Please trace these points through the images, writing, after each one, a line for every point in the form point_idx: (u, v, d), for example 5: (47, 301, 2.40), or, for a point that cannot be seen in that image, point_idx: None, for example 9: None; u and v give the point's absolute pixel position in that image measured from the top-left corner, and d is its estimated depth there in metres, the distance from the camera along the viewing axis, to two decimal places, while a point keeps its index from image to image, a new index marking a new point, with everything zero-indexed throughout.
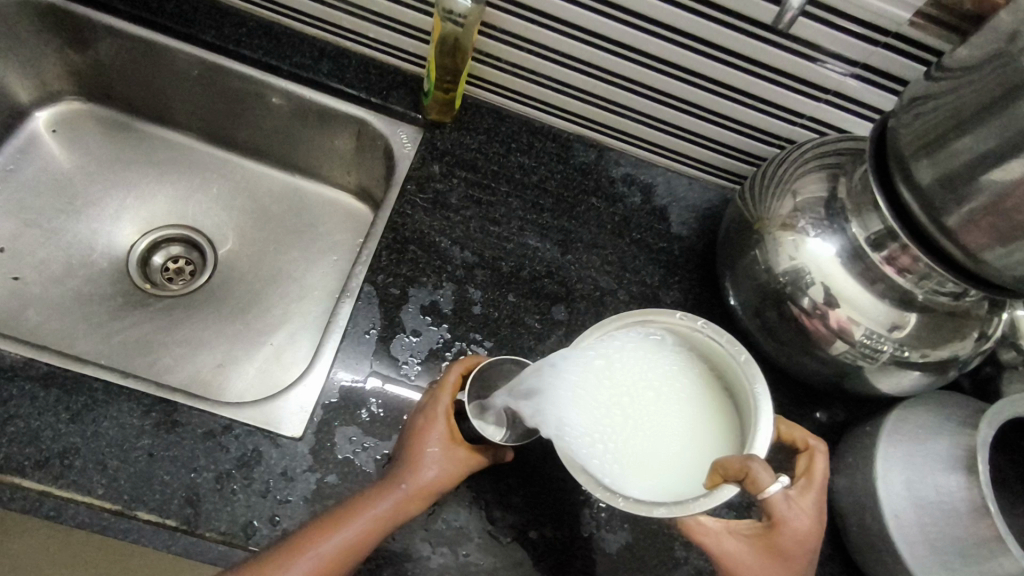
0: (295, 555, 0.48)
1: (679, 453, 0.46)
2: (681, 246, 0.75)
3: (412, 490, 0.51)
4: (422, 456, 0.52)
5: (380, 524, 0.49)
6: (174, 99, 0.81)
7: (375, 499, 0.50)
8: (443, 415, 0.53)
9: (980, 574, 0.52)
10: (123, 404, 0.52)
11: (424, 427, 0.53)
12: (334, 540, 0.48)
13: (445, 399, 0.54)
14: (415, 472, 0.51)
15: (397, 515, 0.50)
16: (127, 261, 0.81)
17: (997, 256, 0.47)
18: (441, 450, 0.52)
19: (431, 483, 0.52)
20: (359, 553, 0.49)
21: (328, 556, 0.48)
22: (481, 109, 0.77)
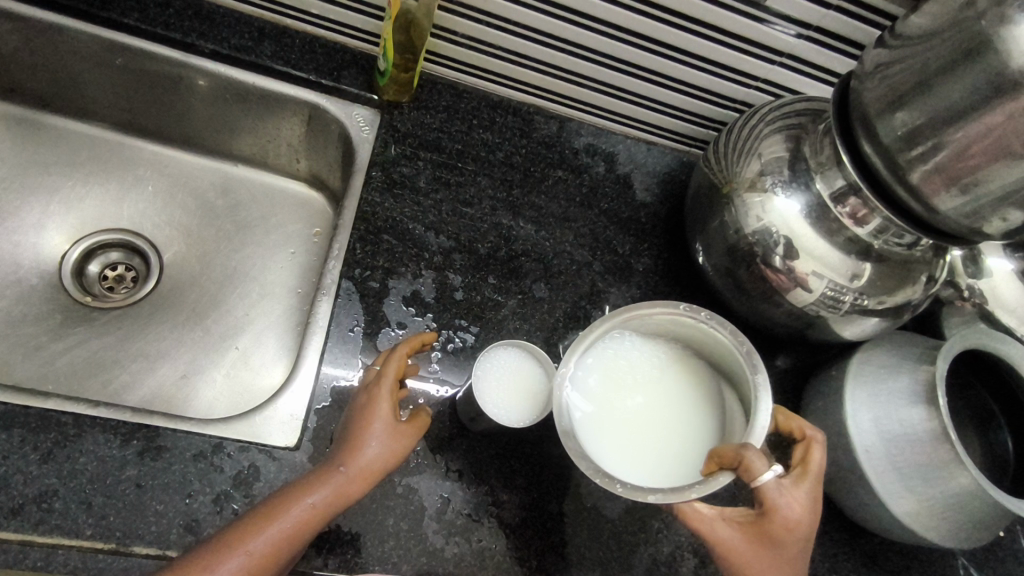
0: (223, 555, 0.43)
1: (684, 438, 0.51)
2: (647, 212, 0.77)
3: (353, 472, 0.48)
4: (364, 435, 0.50)
5: (319, 512, 0.47)
6: (93, 91, 0.73)
7: (311, 486, 0.47)
8: (387, 394, 0.52)
9: (942, 493, 0.58)
10: (99, 435, 0.49)
11: (368, 407, 0.51)
12: (267, 534, 0.45)
13: (389, 380, 0.52)
14: (355, 454, 0.49)
15: (336, 502, 0.48)
16: (60, 274, 0.73)
17: (954, 207, 0.51)
18: (383, 429, 0.50)
19: (372, 463, 0.49)
20: (296, 545, 0.46)
21: (261, 551, 0.44)
22: (437, 85, 0.74)
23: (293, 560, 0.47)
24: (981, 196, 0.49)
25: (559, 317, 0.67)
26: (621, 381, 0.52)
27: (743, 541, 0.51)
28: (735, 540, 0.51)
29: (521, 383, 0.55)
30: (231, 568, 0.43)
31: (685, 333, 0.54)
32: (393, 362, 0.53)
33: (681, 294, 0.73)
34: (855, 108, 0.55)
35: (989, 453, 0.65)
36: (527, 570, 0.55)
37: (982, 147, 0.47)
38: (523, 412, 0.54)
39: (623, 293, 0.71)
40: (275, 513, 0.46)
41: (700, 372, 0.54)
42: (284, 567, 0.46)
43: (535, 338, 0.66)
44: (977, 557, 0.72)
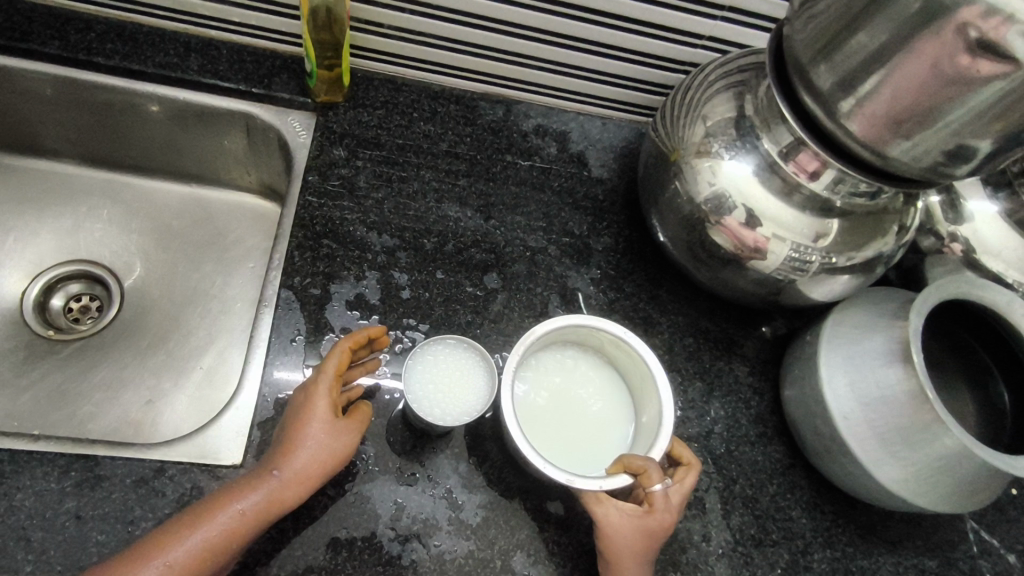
0: (142, 565, 0.43)
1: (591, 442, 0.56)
2: (604, 189, 0.74)
3: (287, 476, 0.48)
4: (299, 436, 0.49)
5: (249, 518, 0.46)
6: (34, 125, 0.73)
7: (244, 490, 0.47)
8: (326, 391, 0.50)
9: (928, 456, 0.54)
10: (37, 470, 0.48)
11: (307, 407, 0.50)
12: (190, 543, 0.44)
13: (327, 376, 0.51)
14: (290, 458, 0.48)
15: (269, 507, 0.47)
16: (21, 310, 0.74)
17: (903, 149, 0.48)
18: (321, 430, 0.49)
19: (308, 467, 0.48)
20: (225, 552, 0.45)
21: (187, 558, 0.44)
22: (374, 81, 0.72)
23: (229, 564, 0.47)
24: (927, 134, 0.46)
25: (515, 306, 0.65)
26: (548, 386, 0.57)
27: (626, 527, 0.51)
28: (619, 522, 0.51)
29: (452, 376, 0.53)
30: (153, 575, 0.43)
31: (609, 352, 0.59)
32: (333, 353, 0.52)
33: (645, 271, 0.70)
34: (790, 57, 0.52)
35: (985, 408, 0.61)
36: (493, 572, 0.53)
37: (917, 83, 0.44)
38: (471, 402, 0.52)
39: (583, 276, 0.68)
40: (204, 518, 0.46)
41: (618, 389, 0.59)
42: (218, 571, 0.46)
43: (492, 330, 0.63)
44: (986, 518, 0.68)
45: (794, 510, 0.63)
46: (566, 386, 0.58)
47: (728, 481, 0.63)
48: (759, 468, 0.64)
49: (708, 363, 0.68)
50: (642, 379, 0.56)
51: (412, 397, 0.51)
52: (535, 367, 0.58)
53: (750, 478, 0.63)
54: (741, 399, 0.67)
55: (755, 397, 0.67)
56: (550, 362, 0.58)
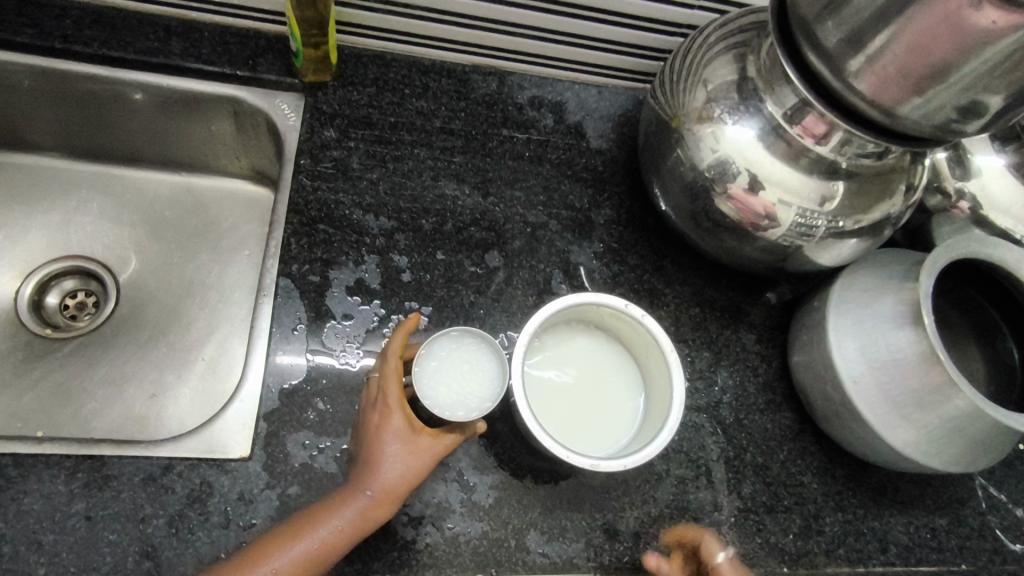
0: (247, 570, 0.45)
1: (603, 417, 0.56)
2: (603, 159, 0.72)
3: (376, 493, 0.48)
4: (385, 454, 0.49)
5: (345, 534, 0.47)
6: (14, 119, 0.70)
7: (337, 506, 0.48)
8: (397, 407, 0.50)
9: (940, 418, 0.54)
10: (43, 472, 0.47)
11: (382, 422, 0.50)
12: (291, 554, 0.46)
13: (396, 391, 0.51)
14: (378, 475, 0.49)
15: (360, 526, 0.48)
16: (16, 310, 0.72)
17: (913, 107, 0.47)
18: (402, 446, 0.49)
19: (393, 484, 0.49)
20: (324, 565, 0.47)
21: (286, 570, 0.45)
22: (362, 58, 0.70)
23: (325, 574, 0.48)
24: (938, 90, 0.45)
25: (516, 283, 0.63)
26: (556, 365, 0.57)
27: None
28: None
29: (462, 371, 0.52)
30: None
31: (614, 326, 0.58)
32: (392, 364, 0.52)
33: (649, 242, 0.69)
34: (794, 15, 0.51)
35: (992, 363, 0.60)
36: (509, 551, 0.53)
37: (930, 35, 0.43)
38: (491, 385, 0.51)
39: (586, 250, 0.67)
40: (303, 532, 0.47)
41: (624, 361, 0.59)
42: None
43: (494, 309, 0.62)
44: (995, 475, 0.68)
45: (805, 475, 0.63)
46: (572, 364, 0.57)
47: (739, 449, 0.62)
48: (768, 436, 0.64)
49: (715, 333, 0.67)
50: (648, 350, 0.56)
51: (437, 407, 0.49)
52: (538, 347, 0.57)
53: (760, 446, 0.63)
54: (749, 368, 0.66)
55: (763, 364, 0.67)
56: (553, 341, 0.58)
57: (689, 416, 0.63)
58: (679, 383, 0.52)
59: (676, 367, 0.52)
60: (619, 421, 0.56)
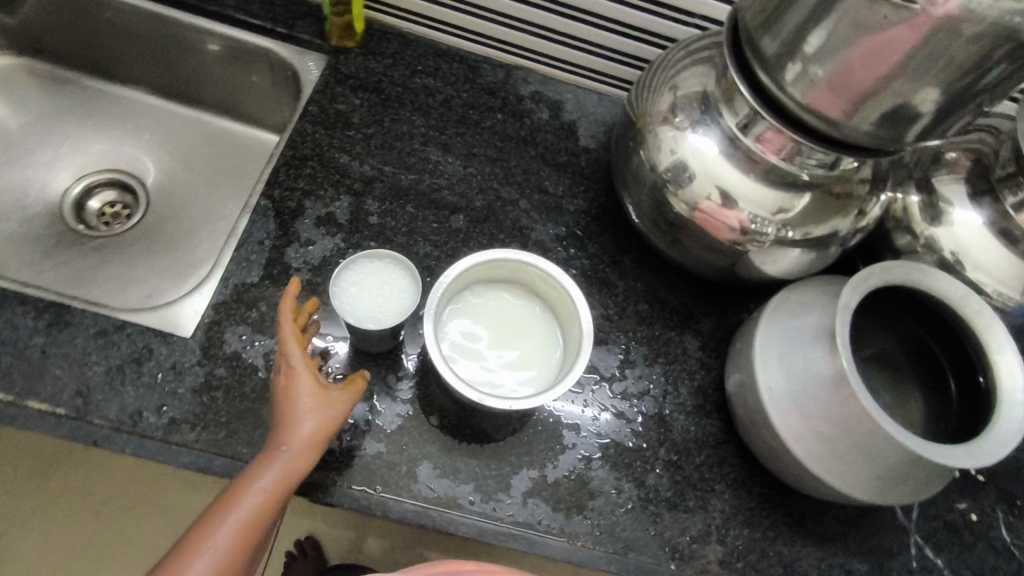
0: (189, 557, 0.48)
1: (516, 371, 0.58)
2: (588, 156, 0.76)
3: (295, 449, 0.51)
4: (296, 414, 0.51)
5: (273, 492, 0.50)
6: (99, 47, 0.84)
7: (259, 473, 0.50)
8: (303, 369, 0.53)
9: (847, 437, 0.52)
10: (20, 307, 0.56)
11: (290, 384, 0.52)
12: (227, 529, 0.48)
13: (299, 353, 0.53)
14: (293, 432, 0.51)
15: (286, 480, 0.50)
16: (61, 205, 0.84)
17: (841, 117, 0.48)
18: (313, 404, 0.52)
19: (310, 438, 0.51)
20: (263, 525, 0.50)
21: (227, 545, 0.48)
22: (386, 34, 0.79)
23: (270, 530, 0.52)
24: (859, 100, 0.46)
25: (473, 247, 0.68)
26: (484, 316, 0.61)
27: None
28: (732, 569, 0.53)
29: (380, 287, 0.57)
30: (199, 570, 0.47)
31: (545, 292, 0.62)
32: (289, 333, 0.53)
33: (613, 237, 0.72)
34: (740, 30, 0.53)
35: (930, 394, 0.59)
36: (399, 474, 0.56)
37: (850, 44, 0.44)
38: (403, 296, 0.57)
39: (548, 230, 0.71)
40: (231, 509, 0.49)
41: (550, 327, 0.62)
42: (261, 542, 0.51)
43: (445, 264, 0.67)
44: (933, 535, 0.64)
45: (717, 483, 0.62)
46: (498, 319, 0.61)
47: (654, 443, 0.63)
48: (689, 437, 0.64)
49: (658, 331, 0.68)
50: (570, 317, 0.59)
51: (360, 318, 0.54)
52: (468, 295, 0.61)
53: (677, 445, 0.63)
54: (685, 371, 0.67)
55: (701, 370, 0.67)
56: (485, 295, 0.62)
57: (611, 401, 0.64)
58: (586, 344, 0.55)
59: (587, 328, 0.55)
60: (530, 376, 0.58)
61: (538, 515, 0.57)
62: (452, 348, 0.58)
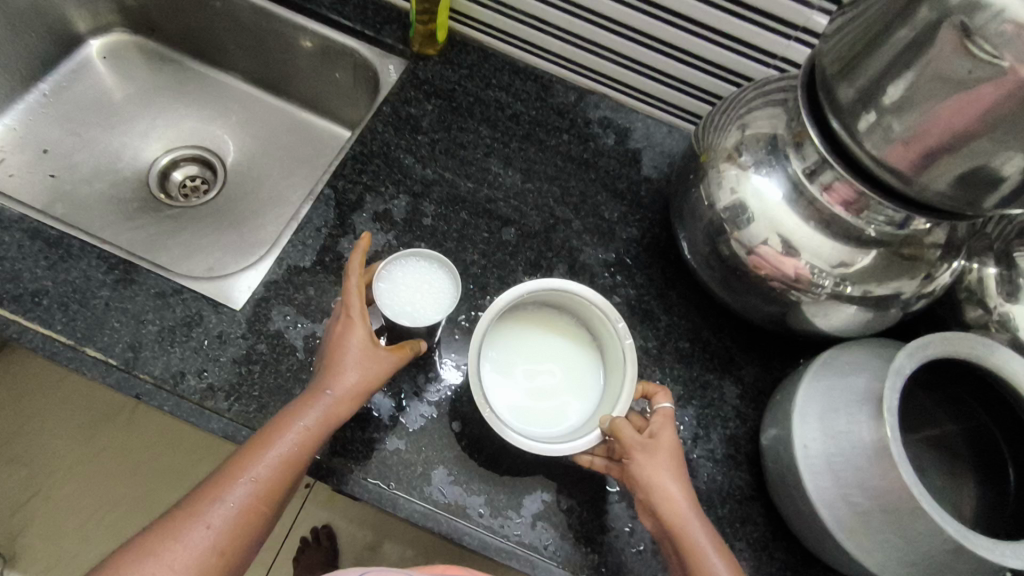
0: (228, 484, 0.48)
1: (546, 400, 0.59)
2: (648, 187, 0.75)
3: (339, 395, 0.52)
4: (344, 362, 0.53)
5: (313, 433, 0.51)
6: (202, 33, 0.91)
7: (302, 412, 0.51)
8: (360, 321, 0.54)
9: (883, 511, 0.49)
10: (93, 260, 0.60)
11: (343, 333, 0.54)
12: (266, 462, 0.49)
13: (358, 304, 0.55)
14: (339, 379, 0.52)
15: (326, 423, 0.51)
16: (147, 173, 0.90)
17: (916, 173, 0.46)
18: (361, 356, 0.53)
19: (354, 387, 0.53)
20: (300, 463, 0.50)
21: (265, 478, 0.49)
22: (466, 47, 0.81)
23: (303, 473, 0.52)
24: (936, 157, 0.44)
25: (520, 261, 0.69)
26: (533, 338, 0.62)
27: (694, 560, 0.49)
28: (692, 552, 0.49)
29: (418, 287, 0.58)
30: (239, 495, 0.48)
31: (598, 330, 0.62)
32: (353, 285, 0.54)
33: (662, 270, 0.71)
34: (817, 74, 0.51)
35: (984, 478, 0.55)
36: (413, 474, 0.57)
37: (929, 96, 0.43)
38: (440, 296, 0.58)
39: (597, 254, 0.71)
40: (273, 441, 0.50)
41: (592, 365, 0.62)
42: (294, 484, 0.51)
43: (490, 274, 0.67)
44: None
45: (737, 540, 0.60)
46: (545, 343, 0.62)
47: None
48: (713, 487, 0.61)
49: (696, 372, 0.66)
50: (615, 364, 0.59)
51: (393, 312, 0.56)
52: (525, 314, 0.63)
53: (700, 492, 0.61)
54: (718, 417, 0.64)
55: (736, 419, 0.64)
56: (540, 318, 0.63)
57: None
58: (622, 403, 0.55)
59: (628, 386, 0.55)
60: (558, 409, 0.59)
61: (546, 540, 0.56)
62: (494, 363, 0.60)
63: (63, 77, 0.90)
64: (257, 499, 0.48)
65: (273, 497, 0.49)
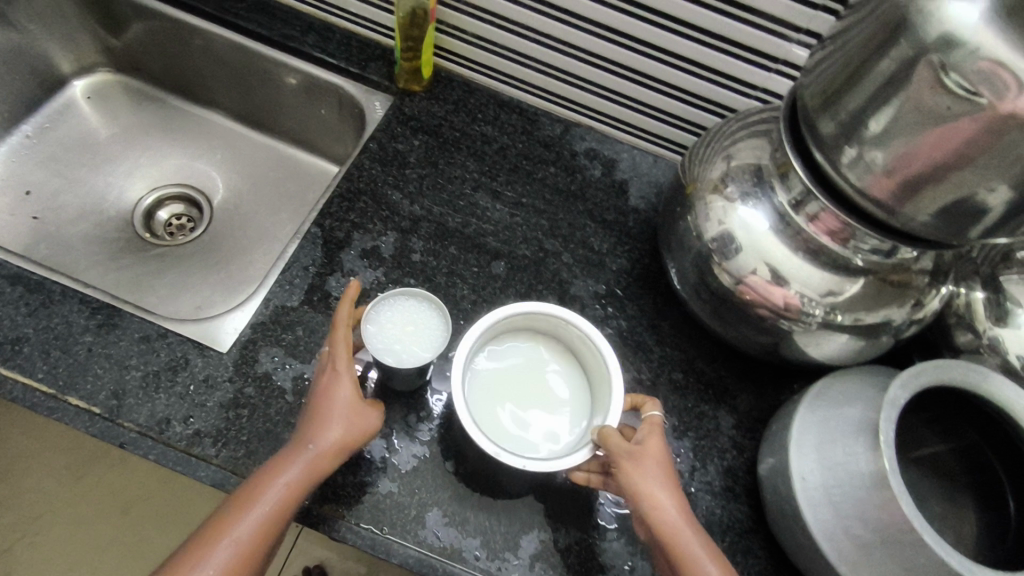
0: (208, 548, 0.47)
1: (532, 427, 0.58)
2: (635, 217, 0.76)
3: (322, 450, 0.51)
4: (327, 416, 0.52)
5: (295, 489, 0.50)
6: (187, 72, 0.91)
7: (285, 467, 0.50)
8: (345, 373, 0.53)
9: (885, 545, 0.48)
10: (75, 306, 0.59)
11: (328, 385, 0.53)
12: (247, 524, 0.48)
13: (343, 355, 0.54)
14: (322, 434, 0.51)
15: (309, 479, 0.50)
16: (133, 212, 0.89)
17: (900, 203, 0.46)
18: (345, 409, 0.52)
19: (339, 442, 0.51)
20: (282, 521, 0.49)
21: (246, 540, 0.47)
22: (452, 82, 0.82)
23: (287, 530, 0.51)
24: (919, 187, 0.45)
25: (511, 295, 0.68)
26: (519, 366, 0.61)
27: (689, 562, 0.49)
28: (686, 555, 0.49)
29: (405, 326, 0.57)
30: (221, 559, 0.47)
31: (584, 357, 0.61)
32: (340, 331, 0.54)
33: (653, 300, 0.71)
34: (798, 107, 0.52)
35: (985, 507, 0.54)
36: (407, 518, 0.55)
37: (909, 128, 0.43)
38: (430, 335, 0.57)
39: (587, 286, 0.70)
40: (255, 499, 0.49)
41: (579, 393, 0.61)
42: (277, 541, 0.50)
43: (481, 309, 0.67)
44: None
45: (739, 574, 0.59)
46: (532, 371, 0.61)
47: None
48: (712, 521, 0.60)
49: (690, 404, 0.66)
50: (603, 391, 0.58)
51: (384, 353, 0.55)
52: (511, 343, 0.62)
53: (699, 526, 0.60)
54: (714, 449, 0.64)
55: (733, 450, 0.64)
56: (527, 346, 0.62)
57: None
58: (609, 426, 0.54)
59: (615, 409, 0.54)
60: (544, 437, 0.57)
61: None
62: (479, 390, 0.58)
63: (47, 118, 0.90)
64: (238, 563, 0.47)
65: (255, 558, 0.48)
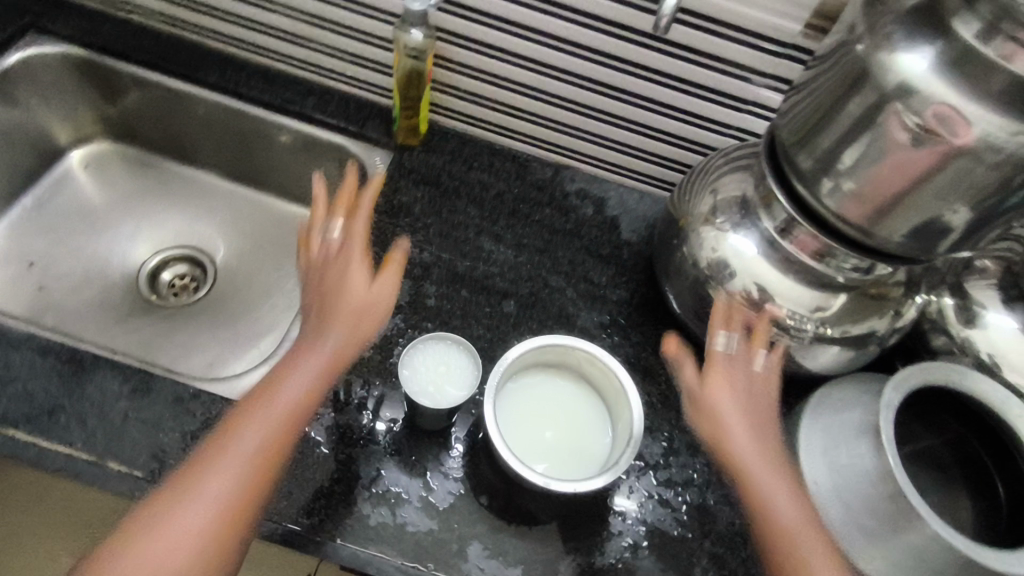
0: (178, 507, 0.49)
1: (561, 455, 0.61)
2: (630, 250, 0.81)
3: (277, 407, 0.54)
4: (282, 377, 0.56)
5: (257, 444, 0.52)
6: (184, 139, 0.94)
7: (244, 427, 0.53)
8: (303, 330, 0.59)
9: (896, 536, 0.53)
10: (107, 372, 0.60)
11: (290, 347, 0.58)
12: (214, 476, 0.51)
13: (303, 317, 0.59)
14: (275, 391, 0.55)
15: (268, 430, 0.53)
16: (137, 275, 0.90)
17: (877, 226, 0.52)
18: (298, 367, 0.56)
19: (293, 395, 0.55)
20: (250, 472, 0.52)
21: (218, 494, 0.50)
22: (447, 134, 0.87)
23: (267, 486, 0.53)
24: (891, 211, 0.51)
25: (523, 331, 0.72)
26: (543, 398, 0.64)
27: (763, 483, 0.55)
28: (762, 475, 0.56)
29: (438, 368, 0.62)
30: (194, 513, 0.49)
31: (602, 384, 0.65)
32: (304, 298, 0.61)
33: (654, 326, 0.75)
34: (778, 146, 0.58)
35: (978, 496, 0.59)
36: (448, 553, 0.58)
37: (878, 162, 0.49)
38: (461, 376, 0.62)
39: (592, 317, 0.75)
40: (217, 462, 0.52)
41: (601, 419, 0.64)
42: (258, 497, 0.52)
43: (496, 347, 0.70)
44: None
45: None
46: (555, 401, 0.64)
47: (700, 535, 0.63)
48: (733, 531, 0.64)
49: None
50: (622, 414, 0.62)
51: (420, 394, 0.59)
52: (533, 376, 0.65)
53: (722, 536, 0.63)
54: None
55: None
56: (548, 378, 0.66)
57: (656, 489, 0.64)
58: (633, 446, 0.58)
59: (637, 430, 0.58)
60: (573, 463, 0.61)
61: None
62: (509, 423, 0.62)
63: (47, 190, 0.92)
64: (215, 514, 0.49)
65: (240, 511, 0.50)
